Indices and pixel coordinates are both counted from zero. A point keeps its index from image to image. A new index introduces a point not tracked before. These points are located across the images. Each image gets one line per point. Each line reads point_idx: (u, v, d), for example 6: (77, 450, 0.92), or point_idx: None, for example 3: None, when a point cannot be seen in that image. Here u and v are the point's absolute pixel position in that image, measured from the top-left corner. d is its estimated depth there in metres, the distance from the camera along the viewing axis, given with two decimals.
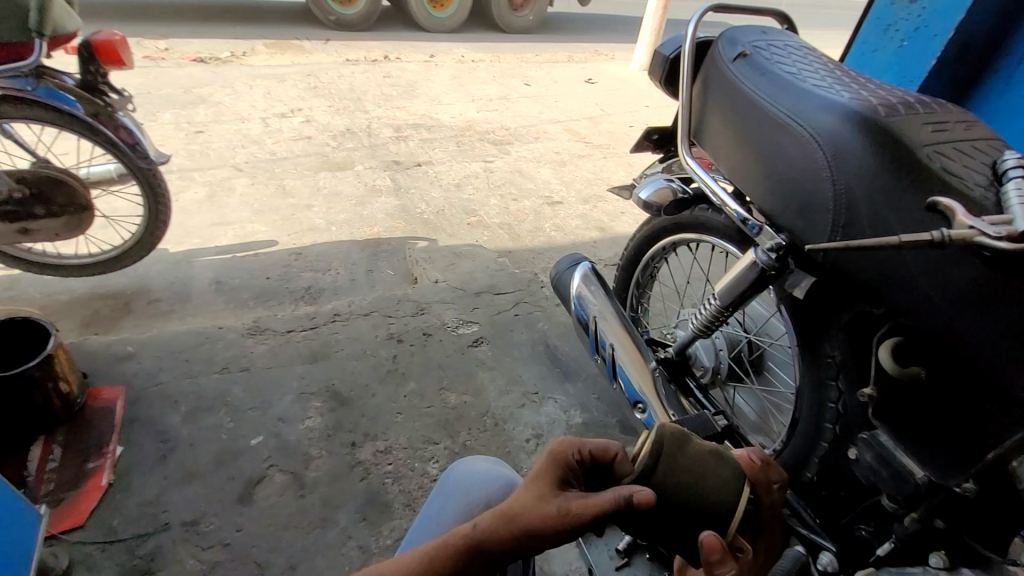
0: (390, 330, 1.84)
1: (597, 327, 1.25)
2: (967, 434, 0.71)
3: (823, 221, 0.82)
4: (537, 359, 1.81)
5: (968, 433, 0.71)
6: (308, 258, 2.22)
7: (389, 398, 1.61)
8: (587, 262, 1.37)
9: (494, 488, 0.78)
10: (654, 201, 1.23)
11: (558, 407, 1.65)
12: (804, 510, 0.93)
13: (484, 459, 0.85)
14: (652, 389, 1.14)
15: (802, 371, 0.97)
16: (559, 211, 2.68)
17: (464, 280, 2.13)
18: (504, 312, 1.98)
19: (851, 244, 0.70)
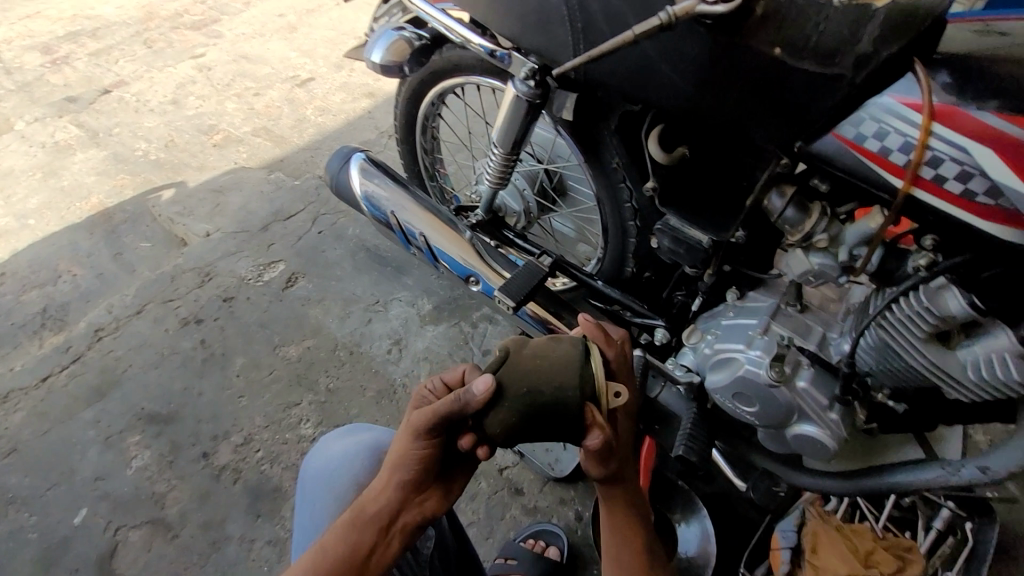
0: (181, 316, 1.52)
1: (401, 221, 1.15)
2: (730, 190, 0.78)
3: (563, 33, 0.76)
4: (364, 268, 1.66)
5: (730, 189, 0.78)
6: (19, 275, 1.65)
7: (220, 386, 1.39)
8: (359, 153, 1.19)
9: (354, 465, 0.82)
10: (389, 63, 1.05)
11: (405, 305, 1.59)
12: (634, 303, 1.04)
13: (332, 447, 0.87)
14: (477, 258, 1.10)
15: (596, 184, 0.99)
16: (314, 90, 2.26)
17: (241, 217, 1.79)
18: (305, 235, 1.74)
19: (596, 53, 0.70)
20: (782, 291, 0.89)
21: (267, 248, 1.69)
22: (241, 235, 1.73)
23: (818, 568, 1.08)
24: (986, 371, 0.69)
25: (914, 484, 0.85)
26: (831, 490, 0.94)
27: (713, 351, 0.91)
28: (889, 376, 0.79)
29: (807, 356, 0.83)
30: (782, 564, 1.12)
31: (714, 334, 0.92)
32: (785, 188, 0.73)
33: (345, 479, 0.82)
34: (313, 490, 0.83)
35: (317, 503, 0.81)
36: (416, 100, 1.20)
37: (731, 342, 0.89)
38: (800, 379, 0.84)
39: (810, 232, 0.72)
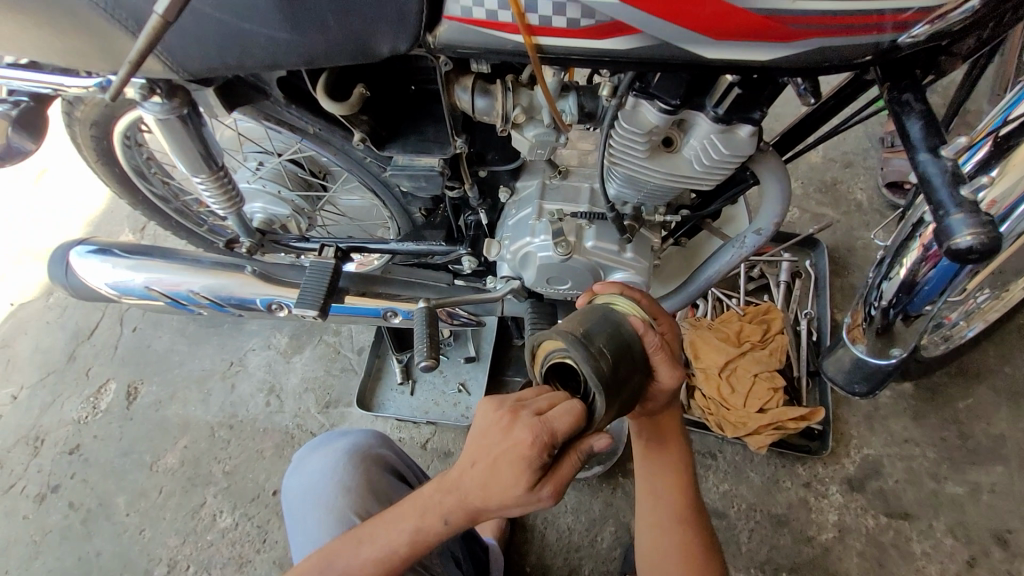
0: (33, 493, 1.35)
1: (164, 288, 1.03)
2: (423, 103, 0.79)
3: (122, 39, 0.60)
4: (202, 339, 1.52)
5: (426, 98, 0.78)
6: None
7: (115, 534, 1.28)
8: (84, 244, 1.05)
9: (335, 472, 0.87)
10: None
11: (262, 350, 1.48)
12: (434, 243, 1.01)
13: (312, 453, 0.91)
14: (264, 284, 1.03)
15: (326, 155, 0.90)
16: (49, 184, 1.94)
17: (43, 360, 1.57)
18: (120, 340, 1.55)
19: (135, 61, 0.54)
20: (542, 169, 0.89)
21: (88, 375, 1.50)
22: (51, 377, 1.52)
23: (705, 368, 1.18)
24: (705, 157, 0.72)
25: (722, 272, 0.93)
26: (675, 309, 1.01)
27: (513, 253, 0.90)
28: (651, 197, 0.81)
29: (583, 216, 0.85)
30: None
31: (507, 237, 0.91)
32: (464, 80, 0.69)
33: (331, 487, 0.86)
34: (300, 508, 0.86)
35: (304, 519, 0.85)
36: (108, 158, 1.03)
37: (521, 238, 0.88)
38: (588, 240, 0.86)
39: (506, 111, 0.70)
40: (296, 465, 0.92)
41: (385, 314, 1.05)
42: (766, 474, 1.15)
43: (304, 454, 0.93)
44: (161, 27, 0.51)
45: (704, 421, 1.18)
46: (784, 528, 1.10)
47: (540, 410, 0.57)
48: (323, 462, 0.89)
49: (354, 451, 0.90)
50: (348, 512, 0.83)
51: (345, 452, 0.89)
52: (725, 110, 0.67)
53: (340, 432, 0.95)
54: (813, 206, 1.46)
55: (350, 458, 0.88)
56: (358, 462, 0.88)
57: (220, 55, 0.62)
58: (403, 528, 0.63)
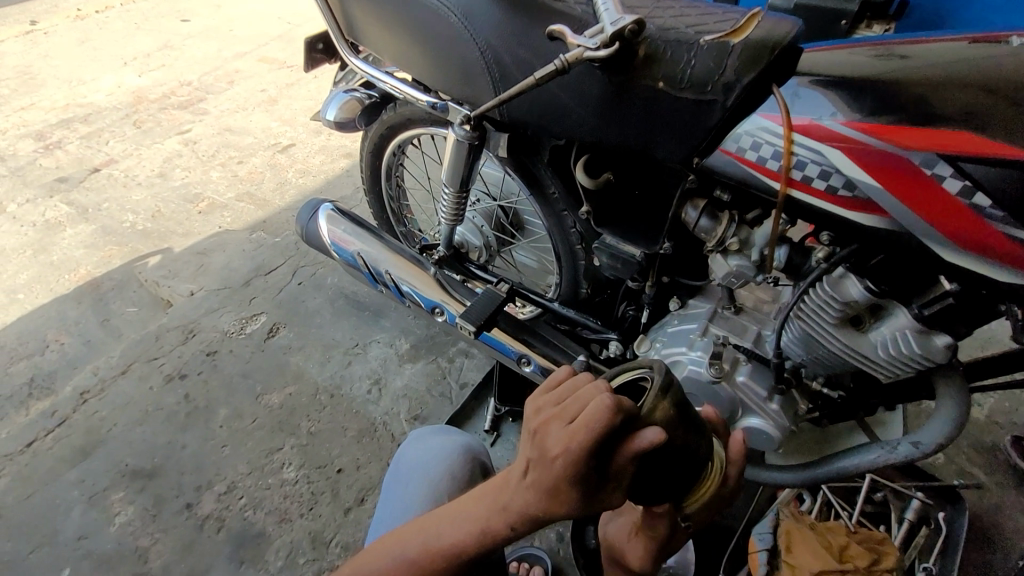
0: (165, 372, 1.57)
1: (367, 260, 1.23)
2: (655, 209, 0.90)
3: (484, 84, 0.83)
4: (343, 314, 1.73)
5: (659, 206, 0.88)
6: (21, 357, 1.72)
7: (204, 438, 1.42)
8: (327, 203, 1.28)
9: (448, 460, 0.84)
10: (346, 120, 1.14)
11: (384, 345, 1.64)
12: (589, 319, 1.13)
13: (433, 434, 0.91)
14: (440, 292, 1.18)
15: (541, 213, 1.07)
16: (294, 155, 2.41)
17: (224, 276, 1.87)
18: (285, 287, 1.81)
19: (502, 99, 0.76)
20: (717, 297, 0.96)
21: (248, 302, 1.76)
22: (223, 291, 1.80)
23: (795, 566, 1.09)
24: (892, 347, 0.75)
25: (858, 468, 0.90)
26: (791, 485, 0.97)
27: (661, 357, 0.96)
28: (818, 363, 0.84)
29: (743, 353, 0.89)
30: (759, 566, 1.13)
31: (661, 342, 0.99)
32: (698, 200, 0.82)
33: (438, 469, 0.83)
34: (406, 477, 0.84)
35: (404, 490, 0.82)
36: (377, 153, 1.31)
37: (675, 347, 0.95)
38: (739, 375, 0.89)
39: (724, 237, 0.81)
40: (413, 438, 0.90)
41: (518, 358, 1.15)
42: None
43: (422, 433, 0.91)
44: (532, 84, 0.72)
45: None
46: None
47: (571, 418, 0.55)
48: (441, 447, 0.86)
49: (469, 450, 0.87)
50: (448, 499, 0.79)
51: (463, 447, 0.87)
52: (931, 314, 0.71)
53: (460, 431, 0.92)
54: (963, 459, 1.34)
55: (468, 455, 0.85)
56: (471, 460, 0.86)
57: (539, 118, 0.82)
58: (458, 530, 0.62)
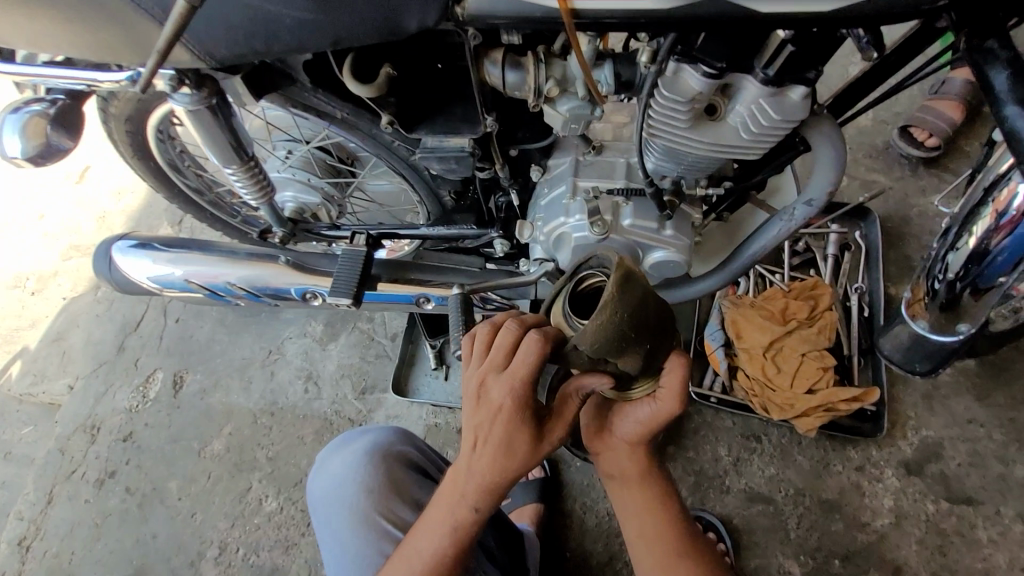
0: (92, 478, 1.41)
1: (204, 279, 1.04)
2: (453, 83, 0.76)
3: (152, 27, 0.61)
4: (241, 327, 1.56)
5: (453, 81, 0.74)
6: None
7: (170, 517, 1.33)
8: (122, 240, 1.06)
9: (357, 476, 0.86)
10: (41, 150, 0.78)
11: (298, 338, 1.51)
12: (465, 227, 1.00)
13: (332, 456, 0.90)
14: (301, 274, 1.03)
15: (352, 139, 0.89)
16: (91, 181, 2.00)
17: (94, 351, 1.63)
18: (165, 331, 1.60)
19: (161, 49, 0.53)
20: (575, 145, 0.85)
21: (136, 365, 1.56)
22: (103, 368, 1.58)
23: (749, 348, 1.13)
24: (752, 123, 0.67)
25: (768, 247, 0.88)
26: (716, 287, 0.97)
27: (546, 234, 0.87)
28: (692, 169, 0.76)
29: (620, 194, 0.81)
30: (721, 363, 1.16)
31: (540, 219, 0.89)
32: (494, 54, 0.66)
33: (353, 490, 0.85)
34: (325, 511, 0.85)
35: (331, 524, 0.85)
36: (144, 153, 1.05)
37: (555, 218, 0.85)
38: (625, 219, 0.82)
39: (539, 86, 0.67)
40: (318, 468, 0.91)
41: (417, 300, 1.04)
42: (816, 458, 1.10)
43: (326, 455, 0.91)
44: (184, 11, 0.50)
45: (748, 402, 1.14)
46: (835, 514, 1.06)
47: (501, 365, 0.61)
48: (346, 464, 0.87)
49: (375, 450, 0.88)
50: (372, 513, 0.83)
51: (366, 452, 0.88)
52: (776, 72, 0.62)
53: (358, 432, 0.93)
54: (863, 173, 1.37)
55: (371, 458, 0.87)
56: (380, 462, 0.87)
57: (248, 42, 0.62)
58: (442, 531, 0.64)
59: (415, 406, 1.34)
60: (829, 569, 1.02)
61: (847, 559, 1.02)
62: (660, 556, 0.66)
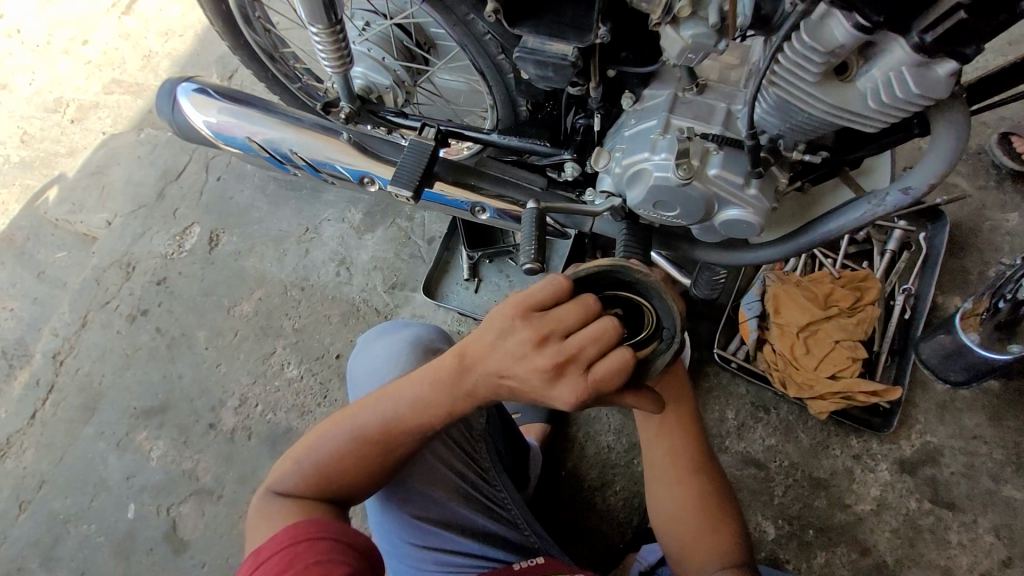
0: (125, 312, 1.48)
1: (265, 144, 1.02)
2: None
3: None
4: (281, 199, 1.55)
5: None
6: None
7: (196, 363, 1.40)
8: (184, 83, 1.03)
9: (399, 359, 0.89)
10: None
11: (336, 222, 1.50)
12: (538, 144, 0.96)
13: (378, 339, 0.94)
14: (364, 157, 1.01)
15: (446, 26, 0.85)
16: (143, 15, 1.91)
17: (133, 192, 1.64)
18: (205, 187, 1.60)
19: None
20: (678, 79, 0.80)
21: (175, 215, 1.57)
22: (142, 211, 1.60)
23: (783, 325, 1.13)
24: (884, 93, 0.63)
25: (845, 228, 0.85)
26: (772, 259, 0.95)
27: (624, 168, 0.84)
28: (798, 132, 0.72)
29: (713, 140, 0.77)
30: (751, 333, 1.17)
31: (621, 150, 0.86)
32: None
33: (391, 371, 0.88)
34: (364, 386, 0.90)
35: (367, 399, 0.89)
36: None
37: (638, 152, 0.82)
38: (711, 168, 0.79)
39: (670, 2, 0.63)
40: (362, 348, 0.95)
41: (472, 209, 1.03)
42: (816, 439, 1.15)
43: (371, 335, 0.97)
44: None
45: (767, 375, 1.16)
46: (821, 491, 1.11)
47: (589, 362, 0.60)
48: (388, 349, 0.91)
49: (417, 342, 0.91)
50: None
51: (409, 342, 0.91)
52: (934, 40, 0.57)
53: (403, 323, 0.97)
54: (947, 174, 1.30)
55: (413, 348, 0.90)
56: (421, 353, 0.90)
57: None
58: (409, 398, 0.66)
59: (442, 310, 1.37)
60: (802, 536, 1.09)
61: (821, 531, 1.09)
62: (674, 467, 0.75)
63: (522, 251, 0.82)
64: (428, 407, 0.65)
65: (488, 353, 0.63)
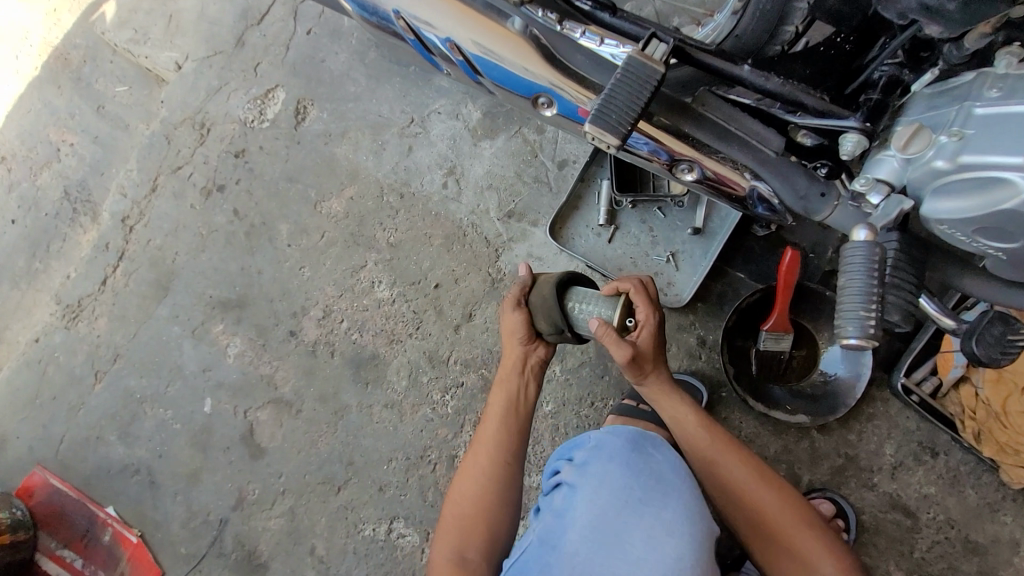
0: (199, 184, 1.28)
1: (416, 23, 0.73)
2: None
3: None
4: (382, 74, 1.26)
5: None
6: (22, 160, 1.39)
7: (276, 261, 1.24)
8: None
9: (647, 553, 0.66)
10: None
11: (447, 117, 1.22)
12: (807, 94, 0.65)
13: (612, 491, 0.71)
14: (547, 67, 0.71)
15: None
16: None
17: (204, 31, 1.34)
18: (292, 40, 1.30)
19: None
20: None
21: (255, 71, 1.30)
22: (218, 59, 1.32)
23: (1005, 373, 0.90)
24: None
25: None
26: None
27: (956, 167, 0.56)
28: None
29: None
30: (953, 370, 0.95)
31: (955, 135, 0.57)
32: None
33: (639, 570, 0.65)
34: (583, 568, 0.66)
35: None
36: None
37: (996, 154, 0.54)
38: None
39: None
40: (587, 508, 0.70)
41: (674, 164, 0.76)
42: (986, 500, 0.98)
43: (591, 469, 0.74)
44: None
45: (957, 421, 0.97)
46: (974, 556, 0.97)
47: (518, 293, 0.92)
48: (646, 540, 0.67)
49: (678, 526, 0.69)
50: None
51: (672, 529, 0.68)
52: None
53: (648, 469, 0.74)
54: None
55: (679, 546, 0.67)
56: (690, 549, 0.68)
57: None
58: (489, 436, 0.87)
59: (565, 257, 1.14)
60: None
61: None
62: None
63: (843, 315, 0.56)
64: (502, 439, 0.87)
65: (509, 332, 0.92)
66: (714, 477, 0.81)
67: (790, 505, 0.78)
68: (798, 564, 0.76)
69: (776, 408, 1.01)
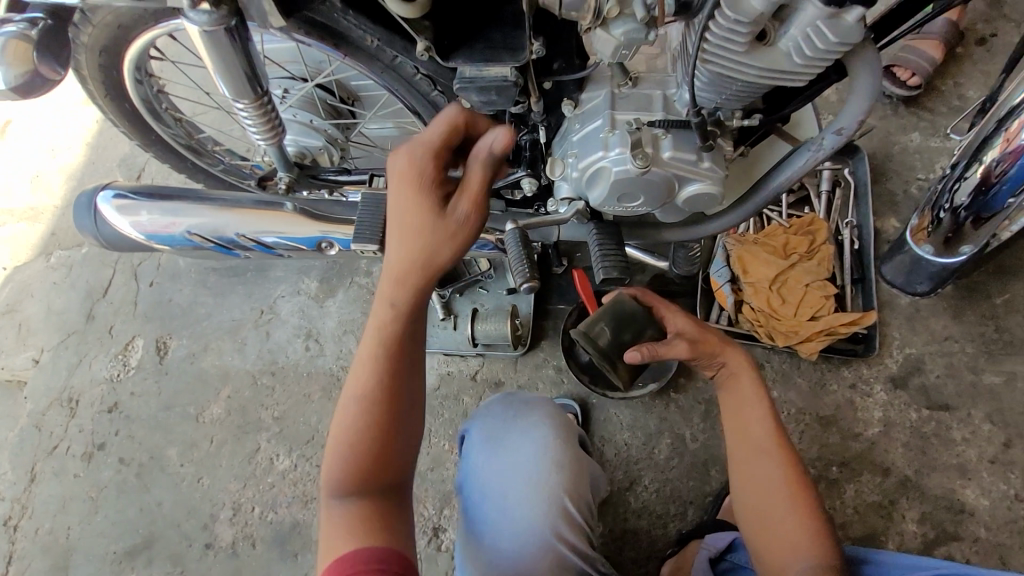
0: (80, 452, 1.32)
1: (208, 236, 0.95)
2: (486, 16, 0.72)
3: None
4: (225, 288, 1.46)
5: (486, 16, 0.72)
6: None
7: (174, 484, 1.27)
8: (100, 191, 0.95)
9: (532, 452, 0.83)
10: (24, 79, 0.75)
11: (291, 296, 1.43)
12: None
13: (498, 418, 0.87)
14: (316, 222, 0.96)
15: (389, 83, 0.86)
16: (18, 135, 1.74)
17: (53, 320, 1.48)
18: (139, 295, 1.48)
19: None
20: (611, 77, 0.82)
21: (111, 333, 1.44)
22: (72, 339, 1.45)
23: (756, 282, 1.18)
24: (807, 47, 0.67)
25: (793, 178, 0.88)
26: (738, 222, 0.97)
27: (581, 171, 0.85)
28: (734, 100, 0.76)
29: (660, 126, 0.79)
30: (728, 298, 1.20)
31: (573, 154, 0.86)
32: None
33: (535, 468, 0.81)
34: (503, 487, 0.80)
35: (506, 502, 0.79)
36: (117, 94, 0.94)
37: (591, 155, 0.83)
38: (665, 151, 0.81)
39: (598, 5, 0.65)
40: (486, 442, 0.85)
41: None
42: (813, 380, 1.18)
43: (478, 416, 0.90)
44: None
45: (754, 332, 1.19)
46: (832, 428, 1.15)
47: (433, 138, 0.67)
48: (523, 438, 0.84)
49: (547, 425, 0.86)
50: (555, 491, 0.80)
51: (545, 430, 0.85)
52: None
53: (517, 398, 0.90)
54: None
55: (552, 437, 0.85)
56: (560, 438, 0.85)
57: None
58: (343, 419, 0.63)
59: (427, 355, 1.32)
60: (827, 476, 1.12)
61: (842, 466, 1.12)
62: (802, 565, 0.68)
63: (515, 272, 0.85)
64: (373, 399, 0.63)
65: (407, 214, 0.66)
66: (742, 439, 0.78)
67: (800, 501, 0.72)
68: (772, 532, 0.72)
69: (632, 388, 1.19)
